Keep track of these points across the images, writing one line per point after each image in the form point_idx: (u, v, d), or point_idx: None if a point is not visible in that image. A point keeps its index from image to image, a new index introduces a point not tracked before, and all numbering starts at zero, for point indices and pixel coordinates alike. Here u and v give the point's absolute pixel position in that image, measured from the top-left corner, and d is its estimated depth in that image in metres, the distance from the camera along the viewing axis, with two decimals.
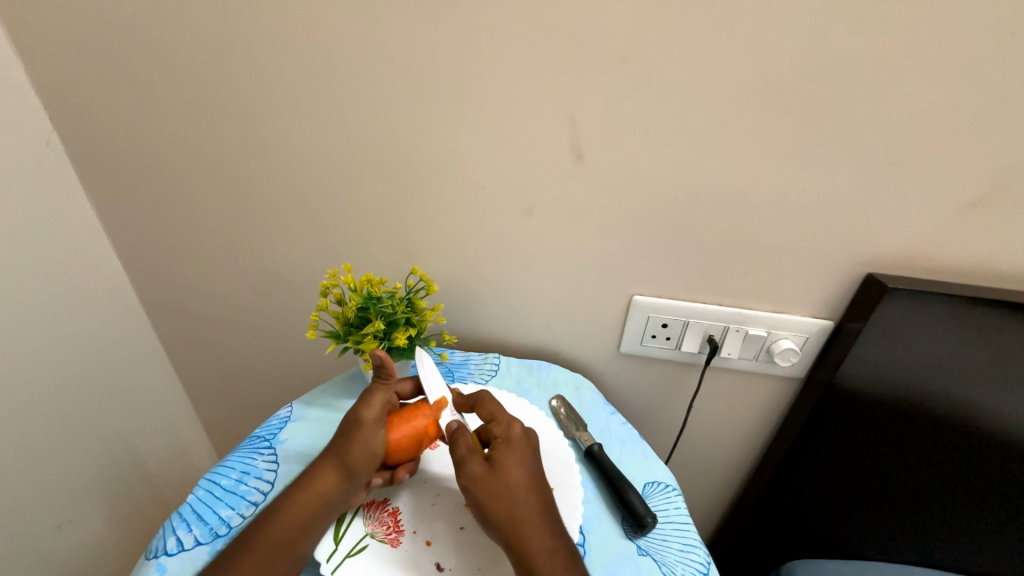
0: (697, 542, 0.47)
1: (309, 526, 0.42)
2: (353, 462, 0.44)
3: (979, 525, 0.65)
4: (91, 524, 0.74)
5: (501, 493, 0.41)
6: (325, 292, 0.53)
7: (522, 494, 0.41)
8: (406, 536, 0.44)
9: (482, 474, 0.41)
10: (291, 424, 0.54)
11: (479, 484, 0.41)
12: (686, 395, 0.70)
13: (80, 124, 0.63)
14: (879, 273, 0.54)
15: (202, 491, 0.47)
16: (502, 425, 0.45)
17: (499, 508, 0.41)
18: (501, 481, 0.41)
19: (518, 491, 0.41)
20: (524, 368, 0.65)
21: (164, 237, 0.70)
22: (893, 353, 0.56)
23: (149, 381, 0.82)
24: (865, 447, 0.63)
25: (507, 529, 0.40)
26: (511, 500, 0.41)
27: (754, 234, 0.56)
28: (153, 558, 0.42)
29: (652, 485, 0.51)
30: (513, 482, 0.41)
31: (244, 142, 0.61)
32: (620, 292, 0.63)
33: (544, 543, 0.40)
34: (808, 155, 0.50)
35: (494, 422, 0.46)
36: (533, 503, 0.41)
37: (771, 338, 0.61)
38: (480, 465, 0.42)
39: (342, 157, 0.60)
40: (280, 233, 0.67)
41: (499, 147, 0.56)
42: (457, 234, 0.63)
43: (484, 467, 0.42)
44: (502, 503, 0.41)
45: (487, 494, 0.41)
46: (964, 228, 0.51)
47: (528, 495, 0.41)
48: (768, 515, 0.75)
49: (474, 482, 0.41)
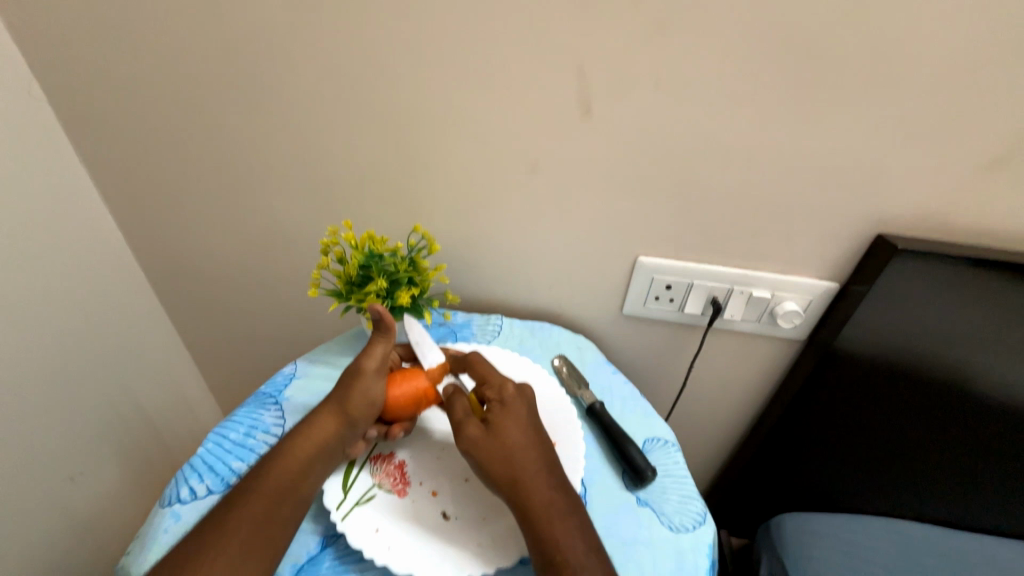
0: (695, 493, 0.48)
1: (308, 471, 0.43)
2: (353, 409, 0.45)
3: (956, 477, 0.69)
4: (102, 477, 0.76)
5: (498, 451, 0.42)
6: (326, 250, 0.52)
7: (519, 451, 0.42)
8: (413, 488, 0.45)
9: (478, 435, 0.43)
10: (295, 381, 0.55)
11: (476, 445, 0.42)
12: (687, 356, 0.70)
13: (59, 72, 0.59)
14: (890, 234, 0.53)
15: (211, 444, 0.48)
16: (495, 387, 0.46)
17: (498, 466, 0.41)
18: (498, 441, 0.42)
19: (514, 448, 0.42)
20: (526, 329, 0.65)
21: (157, 193, 0.68)
22: (895, 317, 0.56)
23: (151, 341, 0.82)
24: (860, 409, 0.65)
25: (507, 485, 0.41)
26: (508, 458, 0.41)
27: (766, 193, 0.54)
28: (167, 506, 0.43)
29: (652, 441, 0.52)
30: (511, 441, 0.42)
31: (235, 91, 0.57)
32: (625, 253, 0.62)
33: (543, 495, 0.40)
34: (828, 111, 0.48)
35: (486, 383, 0.47)
36: (533, 461, 0.42)
37: (775, 300, 0.61)
38: (477, 427, 0.43)
39: (338, 110, 0.57)
40: (277, 190, 0.65)
41: (504, 99, 0.53)
42: (460, 192, 0.61)
43: (480, 429, 0.43)
44: (499, 459, 0.41)
45: (486, 453, 0.42)
46: (981, 189, 0.49)
47: (525, 457, 0.42)
48: (760, 472, 0.79)
49: (473, 443, 0.42)
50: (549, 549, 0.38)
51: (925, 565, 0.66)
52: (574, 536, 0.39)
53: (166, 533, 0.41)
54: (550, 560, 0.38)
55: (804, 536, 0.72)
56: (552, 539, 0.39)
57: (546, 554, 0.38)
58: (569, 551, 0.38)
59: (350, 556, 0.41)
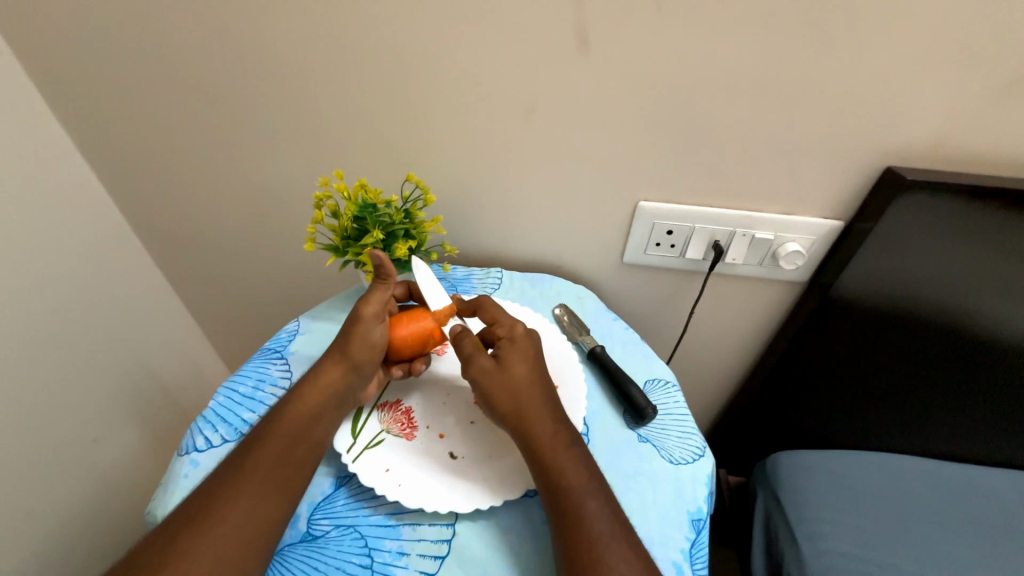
0: (694, 430, 0.49)
1: (321, 415, 0.44)
2: (356, 354, 0.46)
3: (951, 410, 0.71)
4: (124, 439, 0.79)
5: (505, 385, 0.43)
6: (319, 204, 0.51)
7: (525, 386, 0.43)
8: (420, 431, 0.46)
9: (490, 367, 0.43)
10: (299, 336, 0.56)
11: (486, 375, 0.43)
12: (688, 303, 0.70)
13: (25, 26, 0.56)
14: (899, 166, 0.52)
15: (222, 397, 0.49)
16: (504, 326, 0.47)
17: (505, 400, 0.42)
18: (506, 375, 0.43)
19: (521, 384, 0.43)
20: (527, 280, 0.65)
21: (143, 154, 0.66)
22: (899, 253, 0.56)
23: (155, 307, 0.82)
24: (860, 347, 0.66)
25: (513, 416, 0.42)
26: (514, 392, 0.43)
27: (771, 129, 0.52)
28: (185, 454, 0.45)
29: (652, 382, 0.53)
30: (518, 377, 0.43)
31: (211, 38, 0.54)
32: (625, 199, 0.61)
33: (547, 428, 0.42)
34: (838, 34, 0.45)
35: (496, 324, 0.48)
36: (538, 395, 0.43)
37: (778, 242, 0.60)
38: (488, 360, 0.44)
39: (321, 54, 0.54)
40: (265, 146, 0.63)
41: (495, 34, 0.50)
42: (454, 139, 0.59)
43: (491, 361, 0.44)
44: (506, 394, 0.43)
45: (493, 386, 0.43)
46: (997, 112, 0.47)
47: (531, 390, 0.43)
48: (759, 414, 0.81)
49: (481, 376, 0.43)
50: (552, 474, 0.40)
51: (917, 492, 0.69)
52: (576, 464, 0.40)
53: (186, 478, 0.43)
54: (552, 484, 0.39)
55: (799, 471, 0.75)
56: (555, 465, 0.40)
57: (548, 479, 0.40)
58: (571, 476, 0.40)
59: (363, 494, 0.43)
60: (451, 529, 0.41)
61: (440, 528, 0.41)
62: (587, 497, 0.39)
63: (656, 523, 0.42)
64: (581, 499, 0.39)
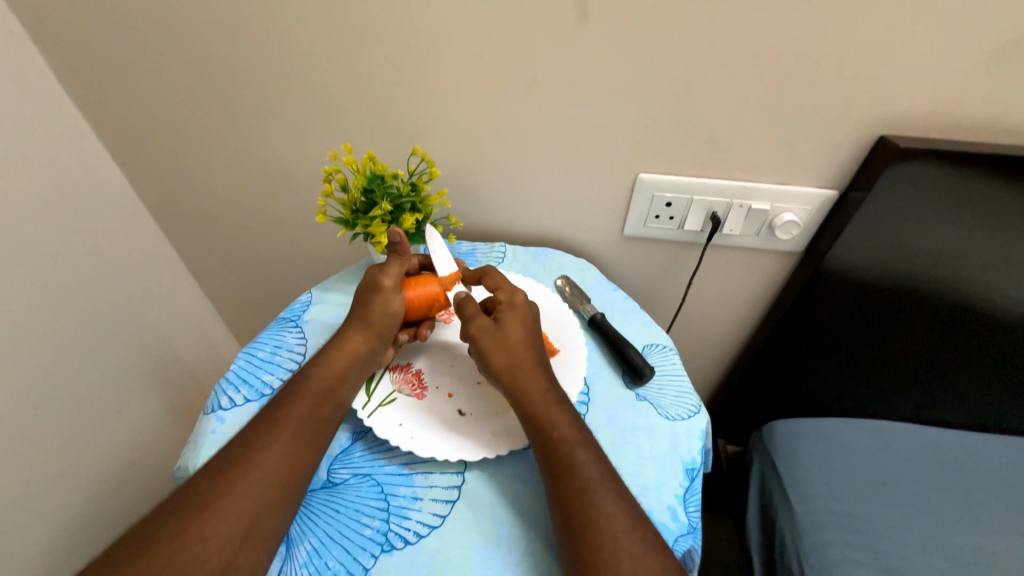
0: (690, 389, 0.52)
1: (345, 377, 0.47)
2: (375, 320, 0.49)
3: (944, 377, 0.73)
4: (146, 411, 0.83)
5: (502, 343, 0.45)
6: (328, 178, 0.53)
7: (521, 346, 0.46)
8: (429, 392, 0.49)
9: (488, 326, 0.46)
10: (312, 306, 0.58)
11: (485, 333, 0.46)
12: (687, 274, 0.72)
13: (37, 8, 0.57)
14: (892, 135, 0.53)
15: (242, 361, 0.52)
16: (506, 292, 0.49)
17: (500, 357, 0.45)
18: (504, 335, 0.46)
19: (517, 343, 0.46)
20: (529, 254, 0.67)
21: (154, 134, 0.68)
22: (893, 221, 0.57)
23: (169, 285, 0.85)
24: (854, 315, 0.68)
25: (508, 374, 0.44)
26: (510, 351, 0.45)
27: (767, 99, 0.53)
28: (211, 412, 0.48)
29: (651, 347, 0.56)
30: (514, 337, 0.46)
31: (217, 15, 0.55)
32: (625, 172, 0.62)
33: (539, 384, 0.44)
34: (833, 2, 0.46)
35: (499, 290, 0.50)
36: (531, 356, 0.45)
37: (774, 212, 0.62)
38: (486, 320, 0.47)
39: (326, 31, 0.55)
40: (272, 124, 0.65)
41: (495, 6, 0.51)
42: (457, 114, 0.60)
43: (488, 322, 0.47)
44: (503, 352, 0.45)
45: (490, 344, 0.45)
46: (991, 78, 0.48)
47: (526, 351, 0.46)
48: (755, 383, 0.83)
49: (479, 334, 0.46)
50: (545, 426, 0.42)
51: (905, 455, 0.72)
52: (567, 417, 0.43)
53: (214, 433, 0.46)
54: (545, 435, 0.42)
55: (792, 437, 0.78)
56: (547, 418, 0.43)
57: (542, 432, 0.42)
58: (562, 428, 0.42)
59: (378, 447, 0.46)
60: (460, 476, 0.44)
61: (450, 476, 0.44)
62: (577, 446, 0.41)
63: (653, 471, 0.45)
64: (572, 448, 0.41)
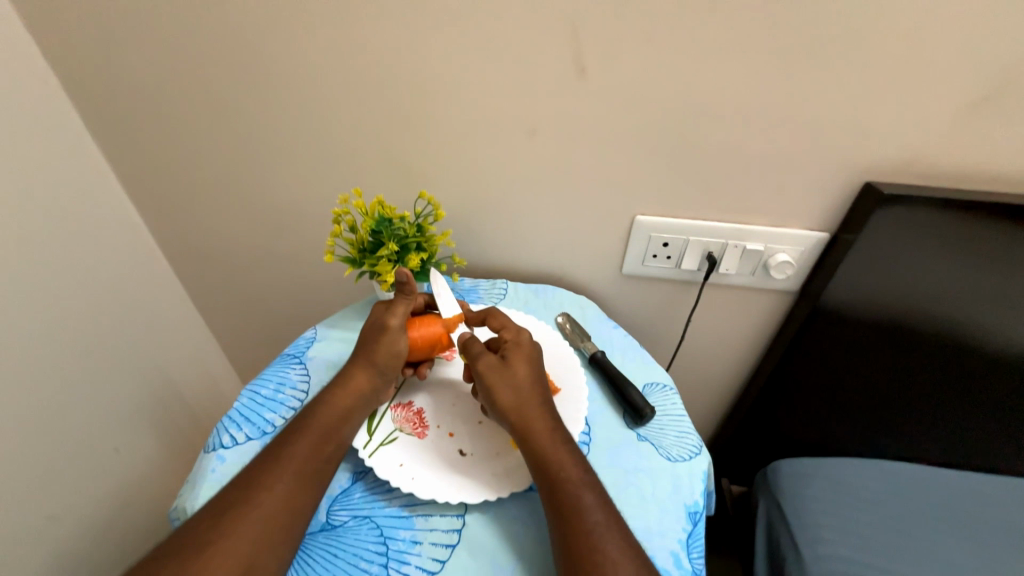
0: (691, 429, 0.52)
1: (348, 416, 0.47)
2: (381, 359, 0.50)
3: (947, 416, 0.72)
4: (142, 447, 0.82)
5: (509, 381, 0.46)
6: (338, 219, 0.55)
7: (527, 384, 0.46)
8: (431, 430, 0.49)
9: (495, 364, 0.47)
10: (316, 343, 0.59)
11: (491, 371, 0.47)
12: (686, 312, 0.73)
13: (73, 61, 0.62)
14: (876, 181, 0.56)
15: (245, 399, 0.52)
16: (512, 331, 0.51)
17: (507, 394, 0.46)
18: (510, 373, 0.47)
19: (523, 381, 0.46)
20: (531, 291, 0.68)
21: (171, 175, 0.71)
22: (885, 262, 0.59)
23: (175, 319, 0.86)
24: (853, 353, 0.68)
25: (515, 412, 0.45)
26: (517, 388, 0.46)
27: (756, 147, 0.56)
28: (211, 451, 0.48)
29: (651, 386, 0.56)
30: (520, 375, 0.47)
31: (240, 69, 0.59)
32: (623, 213, 0.64)
33: (545, 423, 0.44)
34: (813, 62, 0.49)
35: (504, 330, 0.51)
36: (537, 394, 0.46)
37: (768, 252, 0.63)
38: (494, 358, 0.47)
39: (341, 82, 0.59)
40: (285, 167, 0.68)
41: (500, 63, 0.55)
42: (462, 159, 0.63)
43: (496, 360, 0.47)
44: (509, 389, 0.46)
45: (497, 381, 0.46)
46: (966, 130, 0.51)
47: (532, 390, 0.46)
48: (758, 421, 0.83)
49: (486, 372, 0.47)
50: (550, 465, 0.42)
51: (913, 498, 0.70)
52: (573, 457, 0.43)
53: (214, 472, 0.46)
54: (552, 476, 0.42)
55: (799, 478, 0.76)
56: (554, 458, 0.43)
57: (548, 473, 0.42)
58: (569, 468, 0.42)
59: (378, 488, 0.46)
60: (460, 519, 0.43)
61: (451, 518, 0.43)
62: (584, 487, 0.41)
63: (655, 515, 0.44)
64: (579, 490, 0.41)
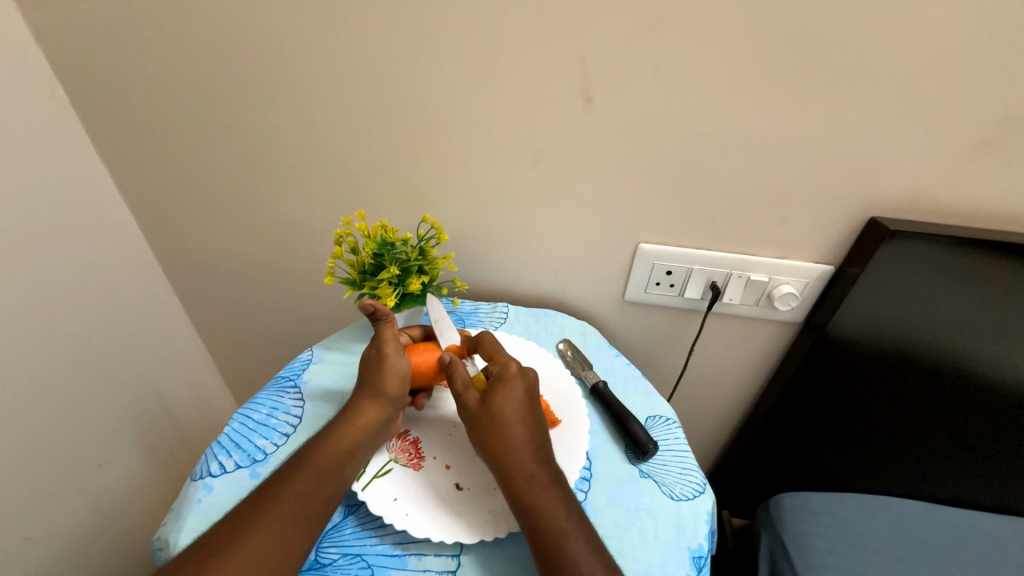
0: (695, 466, 0.50)
1: (356, 451, 0.46)
2: (389, 388, 0.49)
3: (953, 453, 0.71)
4: (126, 464, 0.79)
5: (488, 421, 0.45)
6: (339, 240, 0.55)
7: (508, 424, 0.44)
8: (427, 462, 0.48)
9: (475, 405, 0.46)
10: (312, 366, 0.58)
11: (470, 412, 0.46)
12: (687, 340, 0.73)
13: (81, 75, 0.61)
14: (882, 216, 0.55)
15: (237, 423, 0.51)
16: (499, 363, 0.49)
17: (488, 435, 0.44)
18: (489, 413, 0.45)
19: (503, 421, 0.44)
20: (531, 315, 0.67)
21: (172, 189, 0.71)
22: (890, 297, 0.58)
23: (169, 332, 0.85)
24: (858, 387, 0.67)
25: (496, 455, 0.43)
26: (497, 429, 0.44)
27: (762, 179, 0.56)
28: (198, 479, 0.46)
29: (654, 418, 0.55)
30: (499, 414, 0.45)
31: (249, 88, 0.60)
32: (627, 241, 0.64)
33: (523, 467, 0.43)
34: (820, 98, 0.50)
35: (493, 361, 0.49)
36: (520, 435, 0.44)
37: (772, 283, 0.63)
38: (474, 398, 0.46)
39: (348, 104, 0.59)
40: (289, 185, 0.68)
41: (507, 90, 0.55)
42: (466, 182, 0.63)
43: (477, 398, 0.46)
44: (488, 431, 0.44)
45: (477, 422, 0.45)
46: (972, 169, 0.51)
47: (515, 429, 0.44)
48: (760, 452, 0.81)
49: (469, 414, 0.46)
50: (530, 514, 0.41)
51: (920, 539, 0.68)
52: (556, 503, 0.41)
53: (200, 503, 0.44)
54: (533, 528, 0.40)
55: (803, 513, 0.74)
56: (535, 508, 0.41)
57: (529, 521, 0.41)
58: (549, 518, 0.40)
59: (371, 523, 0.44)
60: (456, 560, 0.42)
61: (445, 559, 0.42)
62: (568, 539, 0.39)
63: (658, 558, 0.43)
64: (564, 541, 0.39)
